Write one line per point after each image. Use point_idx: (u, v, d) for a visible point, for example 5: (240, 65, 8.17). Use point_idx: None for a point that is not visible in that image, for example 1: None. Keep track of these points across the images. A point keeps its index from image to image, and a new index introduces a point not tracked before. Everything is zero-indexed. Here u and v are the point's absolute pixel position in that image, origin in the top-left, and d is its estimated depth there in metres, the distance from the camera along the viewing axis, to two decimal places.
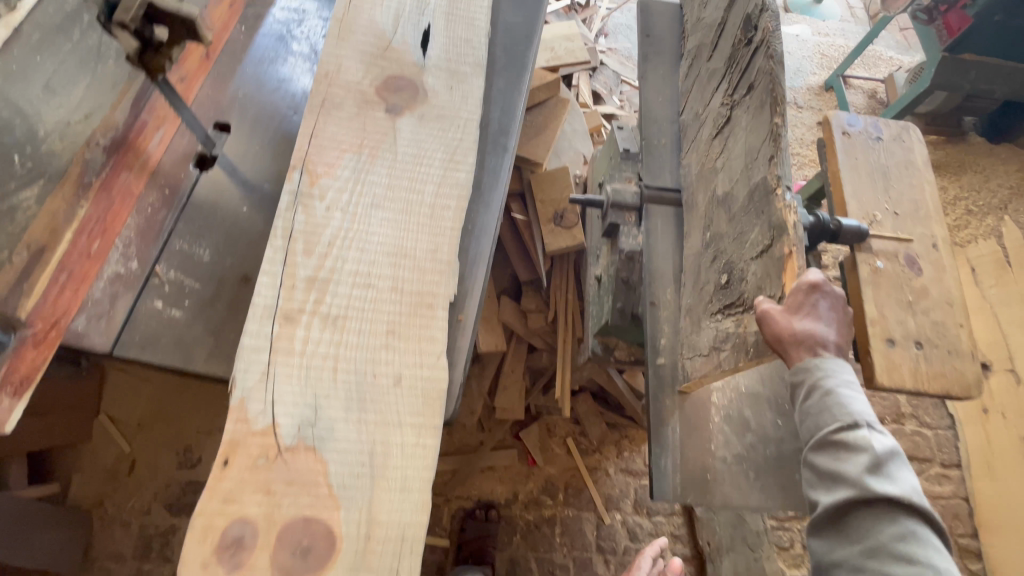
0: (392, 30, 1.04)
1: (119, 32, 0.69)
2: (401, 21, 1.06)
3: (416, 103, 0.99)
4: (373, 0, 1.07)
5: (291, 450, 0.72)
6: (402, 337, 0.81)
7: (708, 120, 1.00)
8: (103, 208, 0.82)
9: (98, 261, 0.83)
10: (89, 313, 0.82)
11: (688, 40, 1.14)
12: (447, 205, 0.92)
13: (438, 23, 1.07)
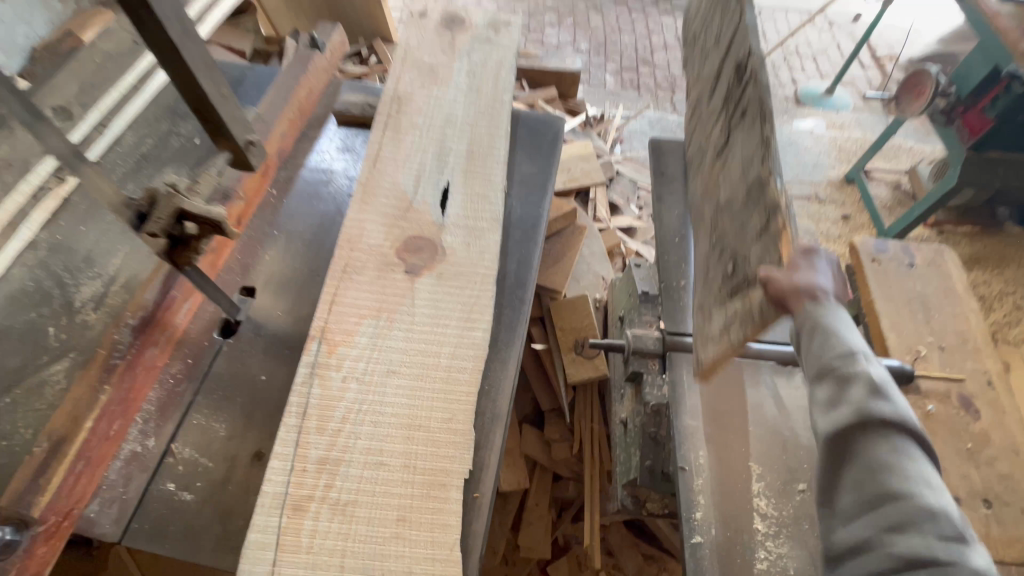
0: (413, 191, 1.09)
1: (150, 237, 0.73)
2: (422, 181, 1.11)
3: (435, 258, 1.02)
4: (396, 162, 1.12)
5: None
6: (414, 525, 0.77)
7: (713, 154, 1.02)
8: (126, 391, 0.83)
9: (116, 441, 0.83)
10: (104, 501, 0.81)
11: (692, 89, 1.21)
12: (462, 367, 0.91)
13: (457, 180, 1.11)
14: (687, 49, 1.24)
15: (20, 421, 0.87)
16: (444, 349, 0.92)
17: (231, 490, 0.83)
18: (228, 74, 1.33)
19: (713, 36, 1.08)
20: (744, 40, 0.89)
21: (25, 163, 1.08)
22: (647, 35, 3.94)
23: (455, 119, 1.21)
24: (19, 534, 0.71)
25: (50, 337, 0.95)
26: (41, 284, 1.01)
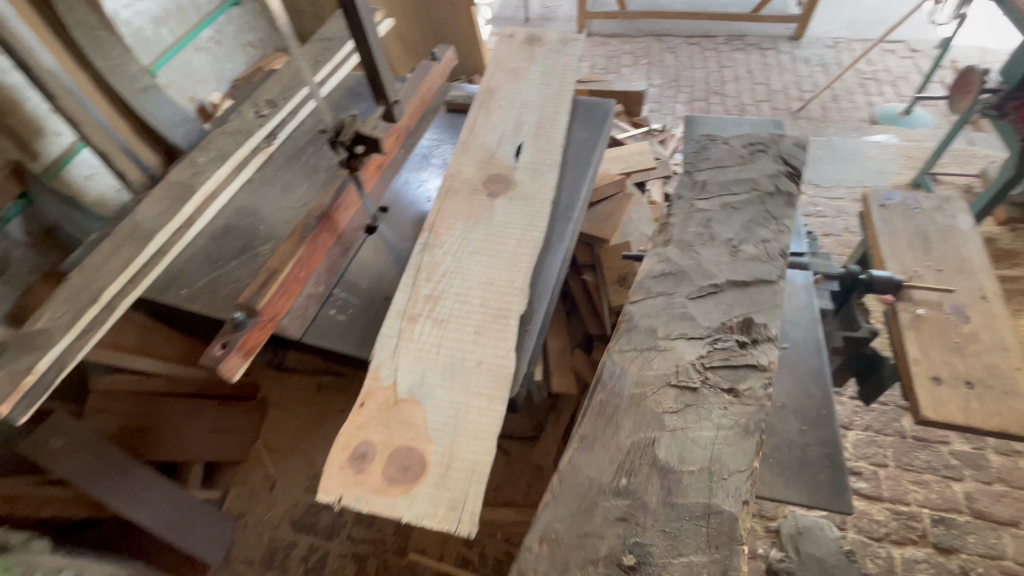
0: (496, 146, 1.52)
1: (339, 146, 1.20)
2: (503, 140, 1.54)
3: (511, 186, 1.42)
4: (486, 127, 1.56)
5: (404, 401, 1.04)
6: (485, 337, 1.14)
7: (666, 352, 1.15)
8: (309, 251, 1.27)
9: (301, 284, 1.28)
10: (292, 318, 1.27)
11: (650, 266, 1.31)
12: (525, 251, 1.28)
13: (529, 139, 1.53)
14: (694, 190, 1.44)
15: (243, 274, 1.38)
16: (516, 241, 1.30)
17: (369, 319, 1.29)
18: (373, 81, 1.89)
19: (731, 232, 1.32)
20: (762, 307, 1.20)
21: (250, 132, 1.62)
22: (718, 70, 4.27)
23: (530, 102, 1.64)
24: (248, 318, 1.17)
25: (261, 230, 1.48)
26: (254, 204, 1.56)
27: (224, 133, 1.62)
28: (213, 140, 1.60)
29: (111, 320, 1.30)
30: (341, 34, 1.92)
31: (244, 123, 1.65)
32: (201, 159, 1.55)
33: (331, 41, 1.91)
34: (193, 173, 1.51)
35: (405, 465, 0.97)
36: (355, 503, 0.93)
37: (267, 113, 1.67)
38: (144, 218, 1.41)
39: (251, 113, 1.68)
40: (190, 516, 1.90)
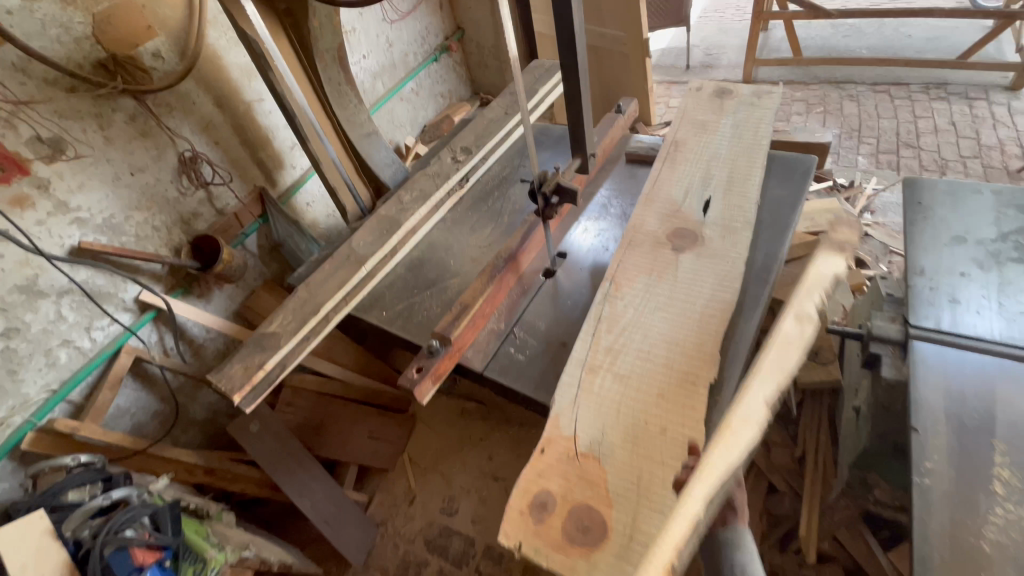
0: (682, 199, 1.49)
1: (538, 196, 1.28)
2: (690, 194, 1.49)
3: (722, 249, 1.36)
4: (671, 181, 1.55)
5: (584, 455, 1.03)
6: (671, 401, 1.08)
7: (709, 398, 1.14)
8: (496, 289, 1.36)
9: (486, 320, 1.36)
10: (475, 350, 1.35)
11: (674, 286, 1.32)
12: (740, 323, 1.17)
13: (717, 195, 1.48)
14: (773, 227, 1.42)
15: (433, 303, 1.51)
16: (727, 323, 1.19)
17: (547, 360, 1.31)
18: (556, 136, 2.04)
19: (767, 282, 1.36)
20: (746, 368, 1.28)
21: (448, 175, 1.80)
22: (912, 121, 3.77)
23: (720, 156, 1.59)
24: (441, 346, 1.27)
25: (451, 266, 1.62)
26: (445, 240, 1.72)
27: (426, 175, 1.82)
28: (417, 181, 1.80)
29: (324, 331, 1.50)
30: (530, 88, 2.08)
31: (443, 166, 1.84)
32: (405, 197, 1.75)
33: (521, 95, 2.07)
34: (400, 209, 1.72)
35: (585, 526, 0.93)
36: (534, 553, 0.91)
37: (463, 159, 1.85)
38: (357, 245, 1.63)
39: (448, 158, 1.87)
40: (342, 514, 2.06)
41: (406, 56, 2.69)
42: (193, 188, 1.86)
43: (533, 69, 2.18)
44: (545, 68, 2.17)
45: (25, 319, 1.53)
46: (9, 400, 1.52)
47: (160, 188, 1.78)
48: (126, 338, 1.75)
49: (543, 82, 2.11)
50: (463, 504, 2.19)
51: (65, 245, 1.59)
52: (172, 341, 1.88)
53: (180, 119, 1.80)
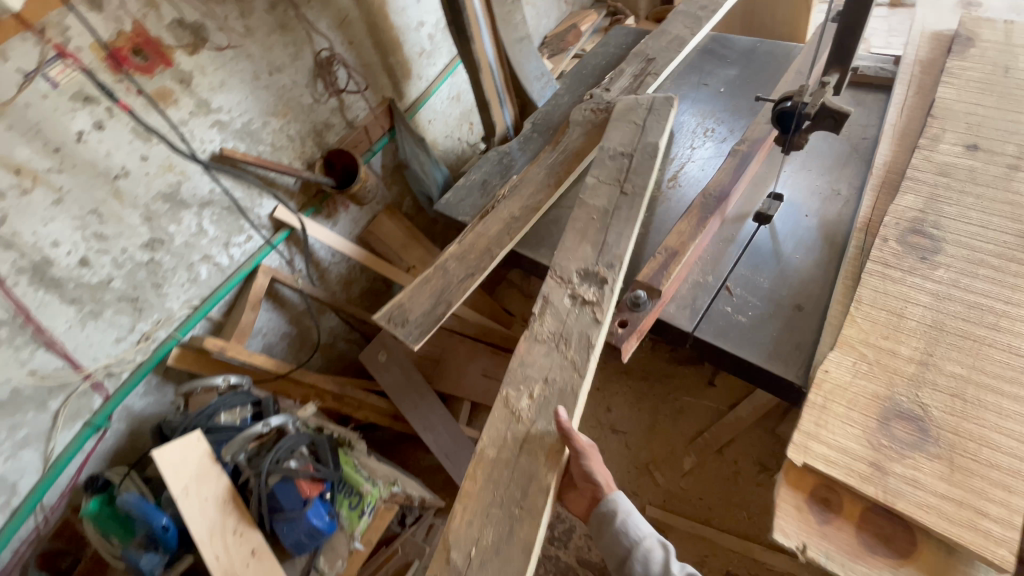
0: (959, 127, 1.15)
1: (787, 104, 1.02)
2: (976, 118, 1.16)
3: (970, 39, 1.31)
4: (946, 104, 1.20)
5: (890, 465, 0.79)
6: (986, 279, 0.94)
7: (999, 187, 1.04)
8: (703, 237, 1.16)
9: (687, 269, 1.15)
10: (679, 305, 1.13)
11: (954, 143, 1.13)
12: (1009, 143, 1.10)
13: (1000, 117, 1.15)
14: None
15: None
16: (954, 112, 1.18)
17: (779, 323, 1.07)
18: (737, 46, 1.69)
19: None
20: None
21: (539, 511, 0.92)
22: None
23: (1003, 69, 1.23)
24: (647, 300, 1.09)
25: None
26: None
27: (492, 506, 0.94)
28: (530, 359, 1.07)
29: (489, 267, 1.33)
30: (643, 144, 1.28)
31: (569, 321, 1.09)
32: (522, 402, 1.03)
33: (633, 156, 1.27)
34: (522, 442, 0.99)
35: (886, 535, 0.77)
36: (824, 559, 0.76)
37: (598, 301, 1.09)
38: (472, 566, 0.91)
39: (564, 298, 1.12)
40: (453, 449, 1.98)
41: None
42: (327, 95, 1.66)
43: (627, 111, 1.36)
44: (656, 105, 1.35)
45: (169, 231, 1.40)
46: (154, 313, 1.43)
47: (296, 93, 1.57)
48: (262, 257, 1.63)
49: (666, 120, 1.31)
50: None
51: (206, 151, 1.41)
52: (302, 264, 1.78)
53: (319, 12, 1.55)
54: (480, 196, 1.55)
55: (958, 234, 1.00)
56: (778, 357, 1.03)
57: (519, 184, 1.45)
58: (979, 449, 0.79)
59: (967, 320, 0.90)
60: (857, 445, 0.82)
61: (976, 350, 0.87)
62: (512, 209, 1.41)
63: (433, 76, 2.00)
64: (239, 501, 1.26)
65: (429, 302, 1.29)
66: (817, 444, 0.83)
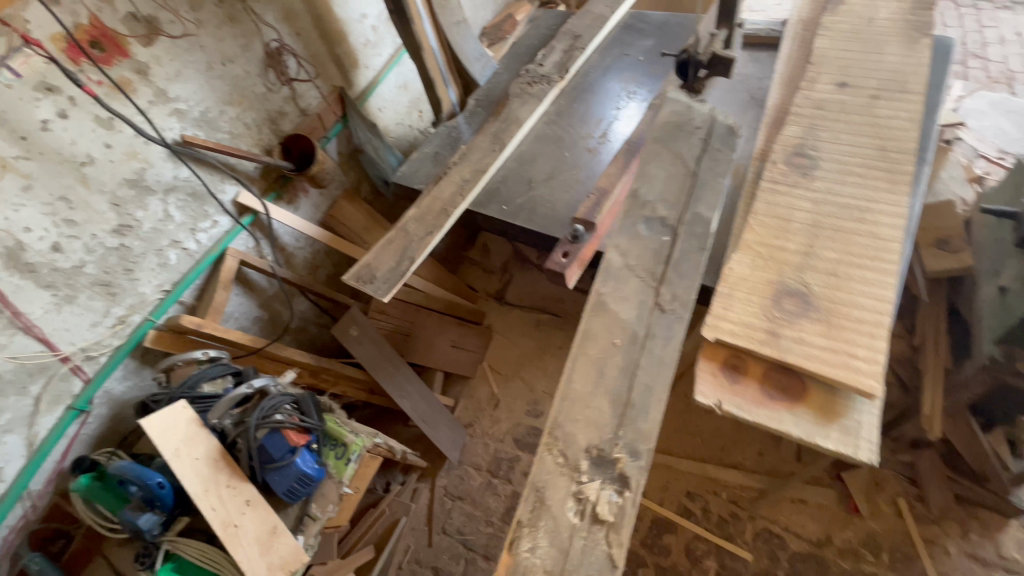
0: (832, 70, 1.37)
1: (687, 58, 1.21)
2: (848, 61, 1.37)
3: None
4: (824, 53, 1.41)
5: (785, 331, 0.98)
6: (854, 186, 1.15)
7: (865, 114, 1.26)
8: (630, 178, 1.33)
9: (617, 206, 1.33)
10: (613, 238, 1.32)
11: (830, 82, 1.34)
12: (871, 78, 1.32)
13: (865, 59, 1.37)
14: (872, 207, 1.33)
15: (556, 199, 1.48)
16: (829, 57, 1.40)
17: None
18: (651, 21, 1.91)
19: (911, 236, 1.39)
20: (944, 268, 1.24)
21: None
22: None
23: (869, 20, 1.46)
24: (585, 232, 1.25)
25: (566, 157, 1.57)
26: (553, 132, 1.65)
27: None
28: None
29: (445, 224, 1.46)
30: (685, 226, 1.06)
31: (569, 563, 0.79)
32: None
33: (677, 236, 1.06)
34: None
35: (784, 385, 0.95)
36: (736, 410, 0.94)
37: (615, 520, 0.81)
38: None
39: (568, 501, 0.83)
40: (431, 413, 2.14)
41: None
42: (279, 84, 1.76)
43: (675, 135, 1.18)
44: (715, 134, 1.17)
45: (137, 216, 1.47)
46: (127, 298, 1.49)
47: (249, 82, 1.68)
48: (229, 241, 1.71)
49: (718, 195, 1.10)
50: (548, 406, 2.27)
51: (167, 138, 1.50)
52: (268, 248, 1.85)
53: (265, 4, 1.66)
54: (432, 166, 1.69)
55: (832, 154, 1.21)
56: None
57: (467, 150, 1.60)
58: (850, 312, 0.98)
59: (839, 216, 1.10)
60: (756, 320, 1.00)
61: (845, 239, 1.07)
62: (463, 173, 1.55)
63: (380, 66, 2.11)
64: (228, 458, 1.33)
65: (394, 259, 1.41)
66: (725, 323, 1.01)
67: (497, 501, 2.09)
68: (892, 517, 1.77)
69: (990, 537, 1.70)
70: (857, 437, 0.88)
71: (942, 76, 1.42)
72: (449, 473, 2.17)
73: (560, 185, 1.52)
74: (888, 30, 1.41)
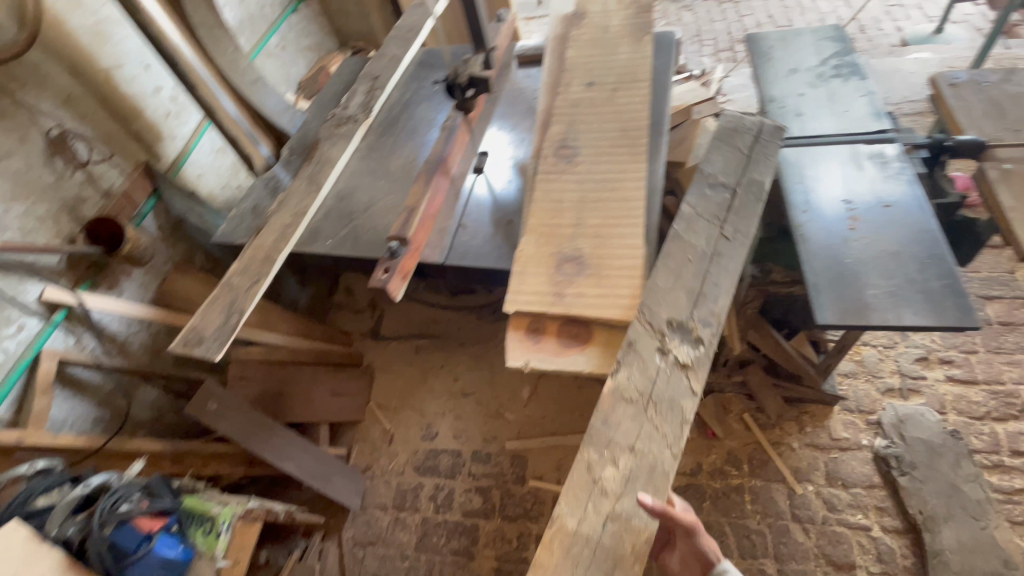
0: (582, 73, 1.63)
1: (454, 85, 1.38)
2: (593, 64, 1.64)
3: (583, 13, 1.82)
4: (575, 61, 1.67)
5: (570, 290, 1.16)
6: (606, 163, 1.38)
7: (609, 105, 1.52)
8: (434, 192, 1.47)
9: (431, 221, 1.47)
10: (430, 247, 1.44)
11: (581, 84, 1.60)
12: (611, 75, 1.60)
13: (605, 60, 1.65)
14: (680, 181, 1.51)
15: (374, 224, 1.58)
16: (578, 64, 1.67)
17: (497, 239, 1.46)
18: (441, 55, 2.11)
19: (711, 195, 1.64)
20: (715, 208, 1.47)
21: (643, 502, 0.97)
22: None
23: (606, 28, 1.75)
24: (400, 247, 1.33)
25: (380, 186, 1.68)
26: (366, 167, 1.76)
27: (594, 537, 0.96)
28: (615, 419, 1.05)
29: (272, 271, 1.49)
30: (747, 181, 1.27)
31: (657, 384, 1.06)
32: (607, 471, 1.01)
33: (736, 194, 1.26)
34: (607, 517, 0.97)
35: (576, 334, 1.13)
36: (541, 365, 1.10)
37: (693, 365, 1.07)
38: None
39: (654, 353, 1.09)
40: (323, 466, 2.10)
41: (240, 32, 2.46)
42: (70, 170, 1.68)
43: (731, 124, 1.38)
44: (765, 132, 1.36)
45: None
46: None
47: (33, 174, 1.60)
48: (42, 343, 1.58)
49: (771, 166, 1.30)
50: (441, 426, 2.31)
51: None
52: (92, 340, 1.74)
53: (35, 94, 1.60)
54: (253, 220, 1.71)
55: (587, 141, 1.45)
56: (502, 261, 1.42)
57: (285, 197, 1.64)
58: (614, 263, 1.19)
59: (597, 191, 1.33)
60: (544, 287, 1.18)
61: (604, 208, 1.29)
62: (283, 219, 1.59)
63: (189, 134, 2.08)
64: (76, 563, 1.23)
65: (222, 317, 1.42)
66: (520, 297, 1.17)
67: (408, 533, 2.08)
68: (744, 431, 2.01)
69: (821, 426, 1.99)
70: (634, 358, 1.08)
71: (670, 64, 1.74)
72: (355, 521, 2.13)
73: (377, 212, 1.61)
74: (618, 34, 1.71)
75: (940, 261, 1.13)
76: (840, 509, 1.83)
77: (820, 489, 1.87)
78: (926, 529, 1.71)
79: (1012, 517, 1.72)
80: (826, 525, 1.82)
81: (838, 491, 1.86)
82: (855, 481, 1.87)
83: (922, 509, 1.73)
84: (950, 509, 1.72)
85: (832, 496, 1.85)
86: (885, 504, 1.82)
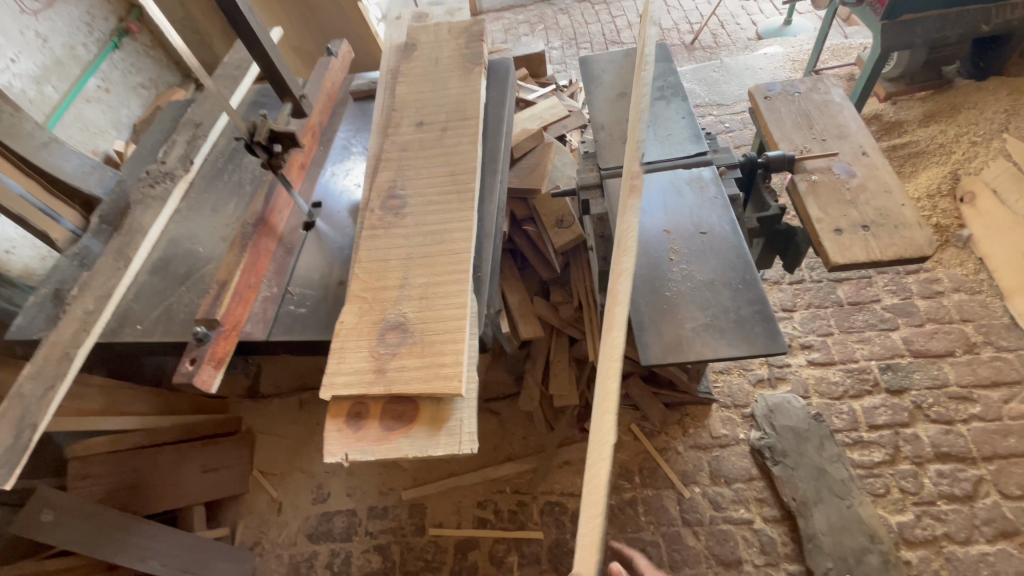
0: (411, 112, 1.55)
1: (255, 144, 1.24)
2: (423, 101, 1.57)
3: (413, 43, 1.74)
4: (405, 98, 1.59)
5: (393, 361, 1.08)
6: (434, 212, 1.31)
7: (437, 146, 1.45)
8: (254, 257, 1.33)
9: (253, 291, 1.33)
10: (253, 322, 1.31)
11: (409, 123, 1.52)
12: (440, 112, 1.53)
13: (435, 96, 1.57)
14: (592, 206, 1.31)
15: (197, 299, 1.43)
16: (408, 101, 1.58)
17: (329, 304, 1.36)
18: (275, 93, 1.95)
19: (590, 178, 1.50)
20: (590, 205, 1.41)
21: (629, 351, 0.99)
22: None
23: (437, 59, 1.67)
24: (210, 330, 1.20)
25: (200, 253, 1.53)
26: (189, 230, 1.59)
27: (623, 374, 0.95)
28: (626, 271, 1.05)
29: (72, 370, 1.29)
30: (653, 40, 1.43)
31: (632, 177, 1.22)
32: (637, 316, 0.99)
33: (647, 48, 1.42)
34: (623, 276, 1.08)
35: (400, 412, 1.05)
36: (363, 454, 1.01)
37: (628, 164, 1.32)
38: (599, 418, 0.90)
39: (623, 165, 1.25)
40: (198, 556, 1.89)
41: (45, 80, 2.13)
42: None
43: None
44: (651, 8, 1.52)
45: None
46: None
47: None
48: None
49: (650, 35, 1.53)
50: (333, 485, 2.15)
51: None
52: None
53: None
54: (55, 306, 1.48)
55: (414, 188, 1.37)
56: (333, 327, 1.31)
57: (88, 277, 1.42)
58: (437, 328, 1.11)
59: (424, 244, 1.26)
60: (364, 363, 1.08)
61: (430, 263, 1.22)
62: (86, 304, 1.37)
63: None
64: None
65: (8, 436, 1.20)
66: (339, 378, 1.07)
67: None
68: (634, 441, 2.04)
69: (702, 426, 2.06)
70: (460, 433, 1.01)
71: (505, 94, 1.71)
72: None
73: (203, 284, 1.47)
74: (448, 66, 1.63)
75: (751, 285, 1.16)
76: (725, 506, 1.90)
77: (706, 489, 1.94)
78: (799, 515, 1.80)
79: (873, 490, 1.85)
80: (714, 524, 1.88)
81: (722, 489, 1.93)
82: (735, 476, 1.95)
83: (795, 496, 1.83)
84: (817, 491, 1.83)
85: (717, 494, 1.92)
86: (764, 495, 1.90)
